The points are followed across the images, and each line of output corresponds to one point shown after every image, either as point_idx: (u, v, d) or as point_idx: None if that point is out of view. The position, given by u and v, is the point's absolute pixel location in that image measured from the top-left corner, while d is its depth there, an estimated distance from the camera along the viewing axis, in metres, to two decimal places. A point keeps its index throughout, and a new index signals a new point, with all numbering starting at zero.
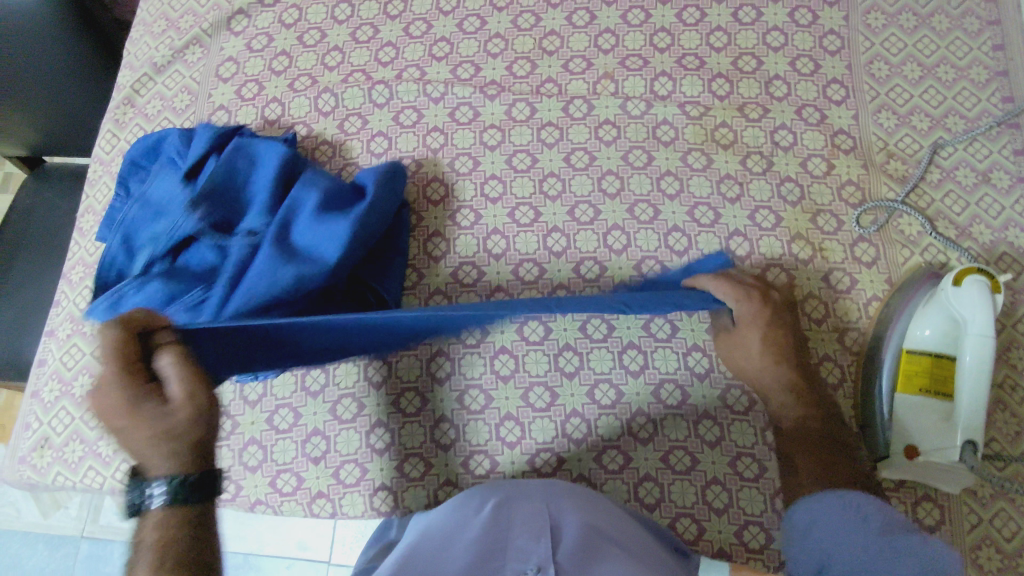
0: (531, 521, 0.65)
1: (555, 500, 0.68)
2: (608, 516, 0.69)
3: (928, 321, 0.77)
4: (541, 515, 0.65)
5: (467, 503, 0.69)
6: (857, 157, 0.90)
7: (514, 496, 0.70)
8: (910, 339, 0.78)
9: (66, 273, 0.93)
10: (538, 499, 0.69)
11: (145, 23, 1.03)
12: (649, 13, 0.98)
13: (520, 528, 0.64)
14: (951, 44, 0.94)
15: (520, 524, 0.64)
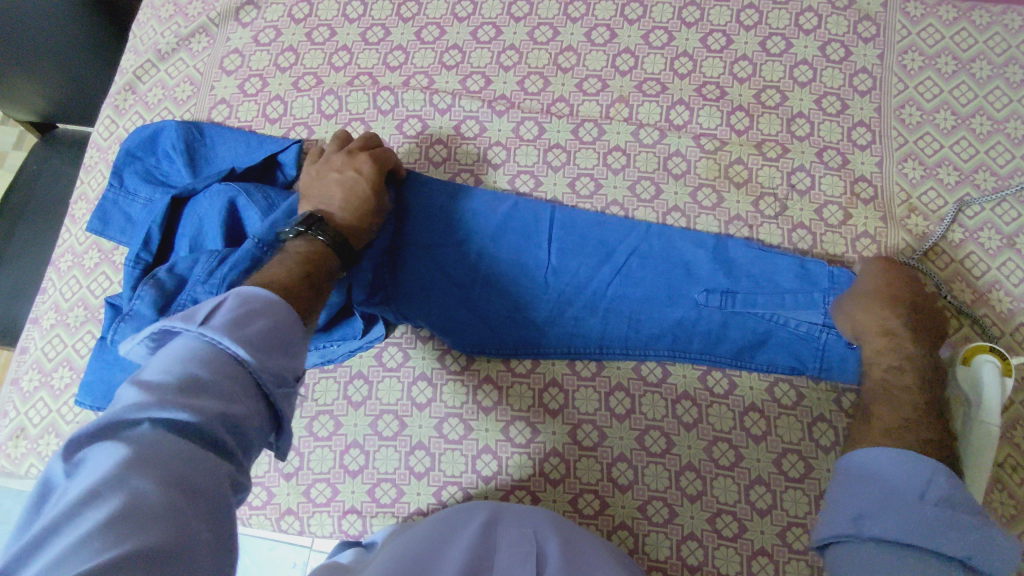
0: (518, 543, 0.61)
1: (543, 529, 0.65)
2: (594, 550, 0.65)
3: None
4: (528, 540, 0.62)
5: (454, 519, 0.67)
6: (877, 209, 0.85)
7: (501, 518, 0.67)
8: None
9: (55, 260, 0.92)
10: (526, 525, 0.66)
11: (153, 7, 1.01)
12: (672, 35, 0.93)
13: (505, 550, 0.60)
14: (990, 93, 0.88)
15: (504, 546, 0.61)
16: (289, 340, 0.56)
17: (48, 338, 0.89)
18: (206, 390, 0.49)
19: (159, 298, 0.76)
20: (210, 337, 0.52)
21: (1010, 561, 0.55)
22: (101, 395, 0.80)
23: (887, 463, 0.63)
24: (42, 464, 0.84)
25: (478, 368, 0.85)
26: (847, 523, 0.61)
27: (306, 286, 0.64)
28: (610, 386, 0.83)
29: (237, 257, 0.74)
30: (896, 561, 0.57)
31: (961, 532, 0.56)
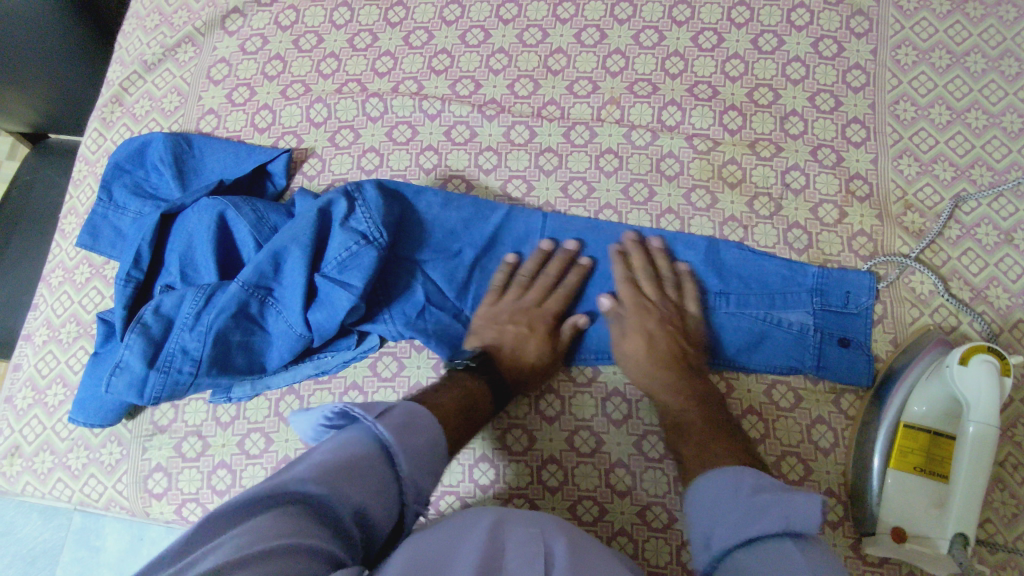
0: (526, 544, 0.59)
1: (548, 528, 0.63)
2: (602, 557, 0.63)
3: (926, 397, 0.74)
4: (535, 540, 0.60)
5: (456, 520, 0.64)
6: (872, 207, 0.85)
7: (507, 518, 0.65)
8: (908, 412, 0.74)
9: (46, 276, 0.92)
10: (532, 525, 0.64)
11: (139, 17, 1.00)
12: (663, 35, 0.92)
13: (513, 550, 0.57)
14: (985, 87, 0.87)
15: (510, 545, 0.58)
16: (433, 460, 0.59)
17: (41, 354, 0.88)
18: (372, 476, 0.53)
19: (148, 347, 0.76)
20: (379, 430, 0.57)
21: (814, 513, 0.56)
22: (93, 411, 0.81)
23: (706, 484, 0.65)
24: (38, 481, 0.84)
25: None
26: (701, 554, 0.61)
27: (461, 420, 0.68)
28: (606, 391, 0.82)
29: (224, 300, 0.76)
30: (742, 565, 0.57)
31: (771, 507, 0.58)
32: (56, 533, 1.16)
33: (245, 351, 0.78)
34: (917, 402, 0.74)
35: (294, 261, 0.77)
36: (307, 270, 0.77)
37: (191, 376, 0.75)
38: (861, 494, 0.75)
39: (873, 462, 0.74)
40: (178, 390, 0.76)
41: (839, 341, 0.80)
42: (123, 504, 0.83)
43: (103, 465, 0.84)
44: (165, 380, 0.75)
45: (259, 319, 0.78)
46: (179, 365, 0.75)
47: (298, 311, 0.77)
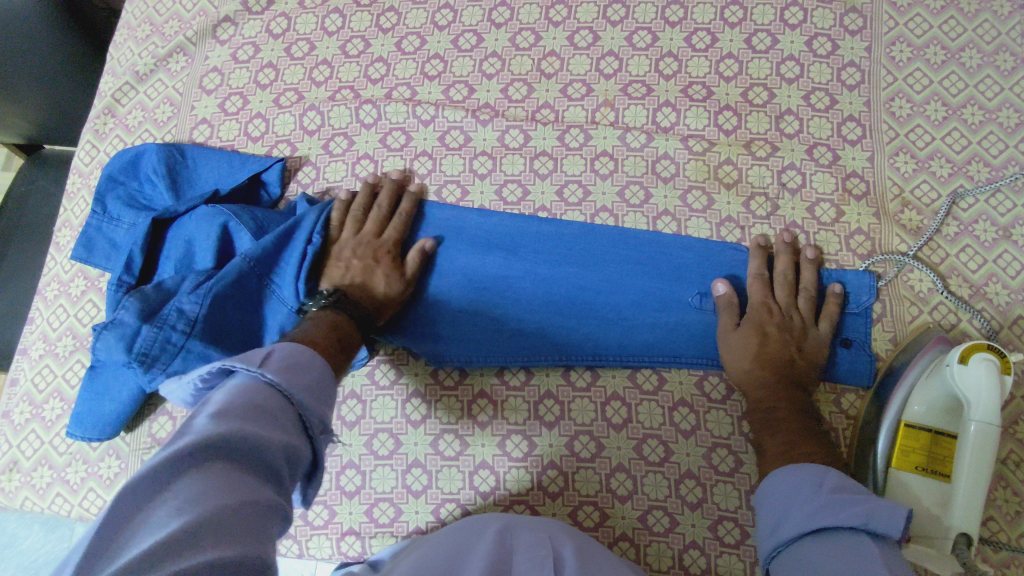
0: (536, 546, 0.60)
1: (556, 535, 0.63)
2: (610, 562, 0.63)
3: (926, 396, 0.73)
4: (543, 544, 0.61)
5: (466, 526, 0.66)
6: (869, 205, 0.84)
7: (515, 524, 0.65)
8: (909, 411, 0.74)
9: (41, 289, 0.91)
10: (540, 531, 0.64)
11: (129, 27, 1.00)
12: (656, 36, 0.92)
13: (522, 553, 0.59)
14: (980, 83, 0.87)
15: (520, 549, 0.60)
16: (325, 393, 0.57)
17: (38, 369, 0.88)
18: (280, 416, 0.50)
19: (143, 308, 0.76)
20: (268, 377, 0.52)
21: (898, 519, 0.56)
22: (92, 425, 0.80)
23: (786, 475, 0.66)
24: (37, 496, 0.84)
25: (472, 383, 0.84)
26: (770, 538, 0.64)
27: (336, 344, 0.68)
28: (606, 396, 0.81)
29: (226, 268, 0.77)
30: (811, 552, 0.59)
31: (851, 505, 0.59)
32: (57, 544, 1.18)
33: (240, 326, 0.78)
34: (917, 401, 0.74)
35: (297, 237, 0.81)
36: (304, 241, 0.81)
37: (183, 337, 0.74)
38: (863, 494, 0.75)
39: (874, 463, 0.74)
40: (167, 354, 0.74)
41: (840, 343, 0.80)
42: None
43: (102, 479, 0.83)
44: (155, 337, 0.74)
45: (258, 296, 0.79)
46: (172, 323, 0.74)
47: (294, 282, 0.79)
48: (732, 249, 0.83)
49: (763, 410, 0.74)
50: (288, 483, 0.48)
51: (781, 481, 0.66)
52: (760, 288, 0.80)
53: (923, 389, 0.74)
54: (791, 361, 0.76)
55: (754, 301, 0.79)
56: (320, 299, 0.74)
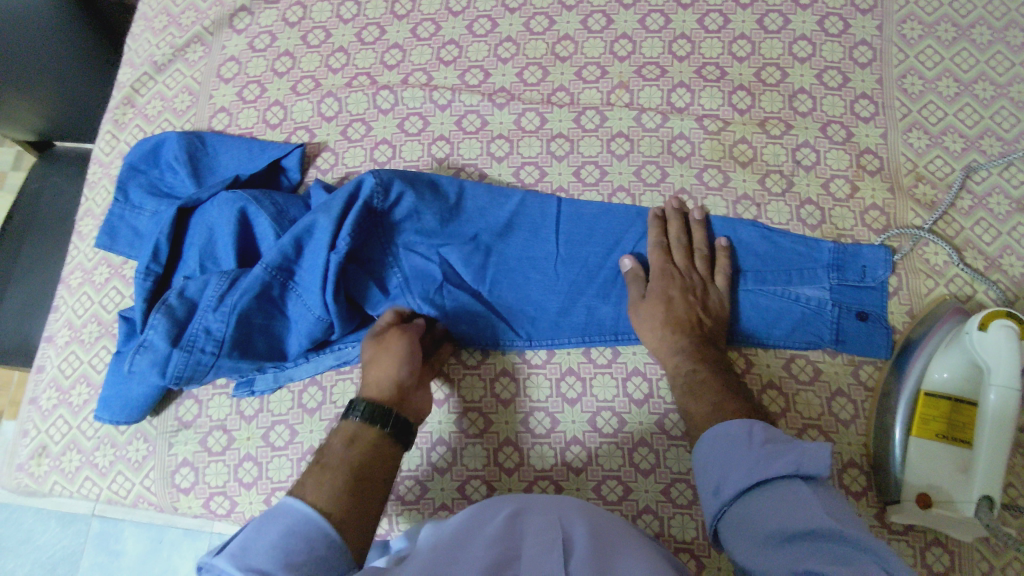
0: (545, 532, 0.60)
1: (568, 514, 0.63)
2: (627, 537, 0.63)
3: (945, 364, 0.74)
4: (554, 528, 0.60)
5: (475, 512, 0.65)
6: (884, 180, 0.85)
7: (527, 507, 0.65)
8: (928, 381, 0.75)
9: (65, 278, 0.93)
10: (553, 512, 0.64)
11: (146, 18, 1.01)
12: (669, 18, 0.93)
13: (534, 539, 0.59)
14: (992, 58, 0.88)
15: (531, 537, 0.59)
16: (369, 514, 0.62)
17: (64, 355, 0.89)
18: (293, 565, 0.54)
19: (171, 327, 0.76)
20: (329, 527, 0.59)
21: (825, 457, 0.58)
22: (119, 408, 0.81)
23: (715, 437, 0.66)
24: (66, 481, 0.85)
25: (494, 362, 0.85)
26: (711, 500, 0.62)
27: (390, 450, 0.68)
28: (627, 371, 0.83)
29: (249, 282, 0.76)
30: (754, 510, 0.58)
31: (782, 456, 0.59)
32: (75, 538, 1.18)
33: (265, 334, 0.79)
34: (937, 369, 0.75)
35: (317, 239, 0.77)
36: (327, 248, 0.76)
37: (213, 357, 0.75)
38: (884, 463, 0.75)
39: (893, 432, 0.75)
40: (200, 371, 0.76)
41: (857, 315, 0.81)
42: (151, 500, 0.84)
43: (130, 462, 0.84)
44: (187, 359, 0.75)
45: (281, 302, 0.79)
46: (201, 345, 0.75)
47: (315, 293, 0.77)
48: (748, 226, 0.84)
49: (684, 372, 0.75)
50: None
51: (712, 442, 0.65)
52: (659, 256, 0.82)
53: (942, 357, 0.75)
54: (698, 323, 0.78)
55: (655, 267, 0.82)
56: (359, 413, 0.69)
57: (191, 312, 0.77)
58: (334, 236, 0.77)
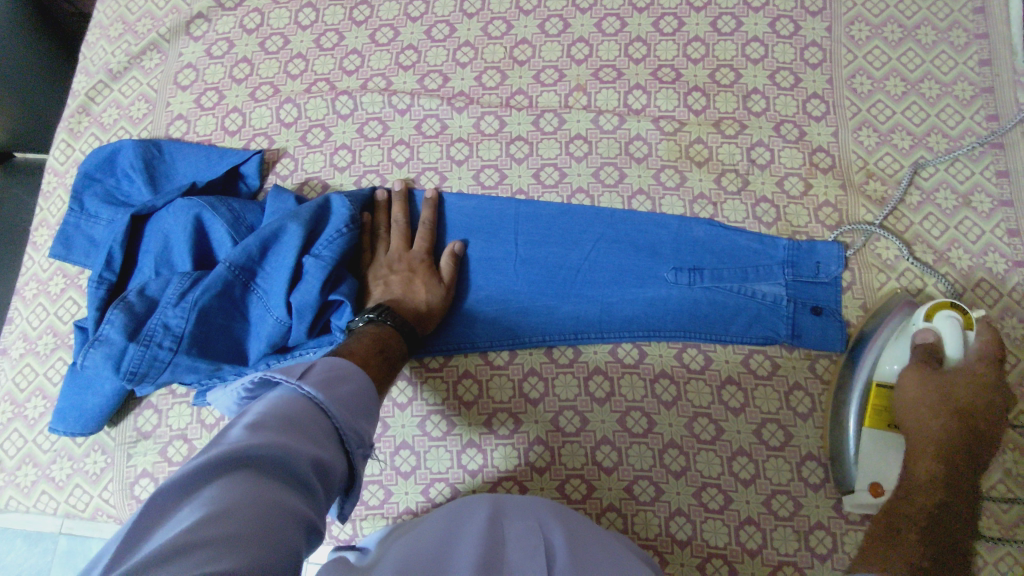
0: (524, 537, 0.60)
1: (545, 520, 0.64)
2: (599, 544, 0.63)
3: (895, 356, 0.76)
4: (535, 533, 0.61)
5: (455, 510, 0.66)
6: (836, 177, 0.87)
7: (506, 510, 0.65)
8: (879, 373, 0.77)
9: (20, 290, 0.91)
10: (530, 517, 0.64)
11: (101, 26, 1.01)
12: (624, 22, 0.94)
13: (514, 544, 0.59)
14: (936, 58, 0.90)
15: (511, 542, 0.59)
16: (362, 406, 0.61)
17: (19, 368, 0.88)
18: (270, 469, 0.49)
19: (129, 322, 0.75)
20: (306, 391, 0.57)
21: None
22: (74, 420, 0.81)
23: None
24: (22, 496, 0.84)
25: (457, 364, 0.85)
26: None
27: (381, 359, 0.71)
28: (588, 370, 0.83)
29: (211, 280, 0.76)
30: None
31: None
32: (42, 556, 1.13)
33: (225, 334, 0.78)
34: (891, 361, 0.76)
35: (285, 243, 0.79)
36: (299, 252, 0.78)
37: (171, 353, 0.75)
38: (843, 452, 0.77)
39: (851, 421, 0.77)
40: (156, 367, 0.75)
41: (811, 310, 0.82)
42: (110, 512, 0.82)
43: (87, 474, 0.83)
44: (143, 355, 0.75)
45: (244, 302, 0.79)
46: (159, 340, 0.75)
47: (280, 296, 0.78)
48: (706, 224, 0.85)
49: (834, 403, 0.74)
50: (319, 495, 0.51)
51: None
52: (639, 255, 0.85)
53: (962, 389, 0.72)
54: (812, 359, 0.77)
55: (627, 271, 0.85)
56: (366, 314, 0.77)
57: (149, 312, 0.77)
58: (305, 244, 0.78)
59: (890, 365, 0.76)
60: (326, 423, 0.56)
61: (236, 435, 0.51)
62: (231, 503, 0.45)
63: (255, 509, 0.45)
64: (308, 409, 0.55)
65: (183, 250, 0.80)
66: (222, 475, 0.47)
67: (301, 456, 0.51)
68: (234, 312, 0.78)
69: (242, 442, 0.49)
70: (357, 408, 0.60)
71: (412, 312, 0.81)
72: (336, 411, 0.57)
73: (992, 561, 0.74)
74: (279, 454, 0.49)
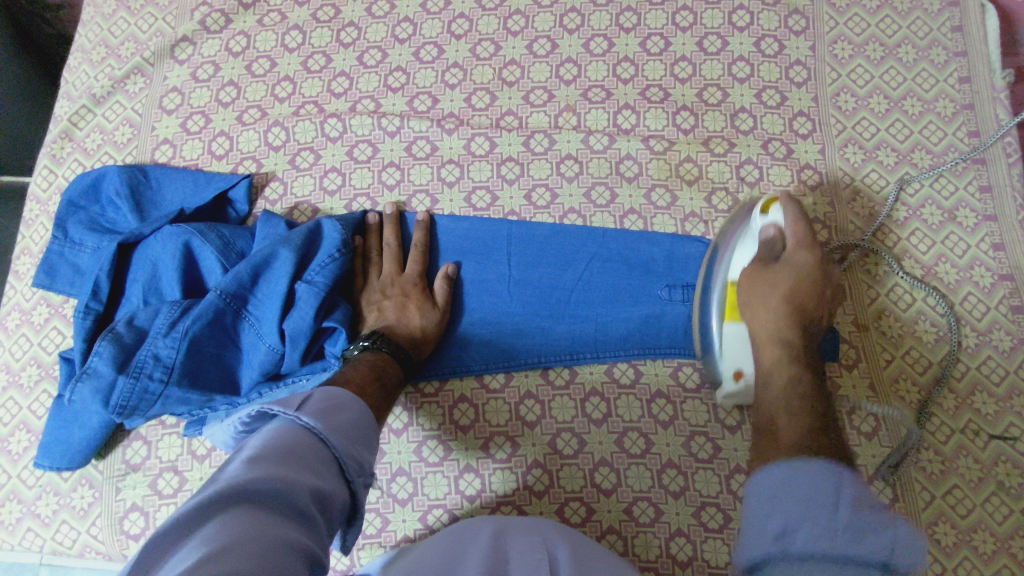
0: (528, 553, 0.60)
1: (550, 538, 0.64)
2: (605, 567, 0.62)
3: (744, 251, 0.76)
4: (538, 548, 0.60)
5: (459, 532, 0.65)
6: (824, 195, 0.88)
7: (508, 529, 0.65)
8: (733, 270, 0.77)
9: (2, 320, 0.89)
10: (533, 534, 0.64)
11: (83, 50, 0.99)
12: (612, 42, 0.95)
13: (517, 560, 0.59)
14: (917, 76, 0.92)
15: (514, 553, 0.59)
16: (359, 436, 0.60)
17: (2, 401, 0.85)
18: (273, 503, 0.47)
19: (118, 354, 0.74)
20: (304, 422, 0.57)
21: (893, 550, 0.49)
22: (60, 455, 0.78)
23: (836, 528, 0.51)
24: (7, 533, 0.81)
25: (452, 388, 0.84)
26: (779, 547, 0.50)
27: (377, 387, 0.71)
28: (585, 392, 0.83)
29: (202, 308, 0.75)
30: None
31: (873, 532, 0.49)
32: None
33: (216, 363, 0.77)
34: (738, 260, 0.77)
35: (277, 269, 0.78)
36: (290, 278, 0.77)
37: (162, 384, 0.73)
38: (710, 350, 0.78)
39: (713, 314, 0.78)
40: (146, 399, 0.74)
41: None
42: (99, 548, 0.80)
43: (75, 510, 0.81)
44: (133, 387, 0.73)
45: (236, 331, 0.78)
46: (149, 372, 0.73)
47: (272, 324, 0.77)
48: (695, 243, 0.86)
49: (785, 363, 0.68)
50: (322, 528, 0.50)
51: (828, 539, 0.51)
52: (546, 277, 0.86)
53: (797, 285, 0.71)
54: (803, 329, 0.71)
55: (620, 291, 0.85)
56: (360, 341, 0.77)
57: (139, 343, 0.75)
58: (296, 270, 0.77)
59: (740, 260, 0.76)
60: (325, 454, 0.55)
61: (233, 471, 0.49)
62: (239, 534, 0.43)
63: (263, 541, 0.43)
64: (307, 440, 0.55)
65: (171, 279, 0.79)
66: (225, 510, 0.45)
67: (302, 488, 0.50)
68: (226, 342, 0.77)
69: (242, 476, 0.48)
70: (354, 437, 0.59)
71: (407, 337, 0.80)
72: (335, 440, 0.56)
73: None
74: (280, 486, 0.48)
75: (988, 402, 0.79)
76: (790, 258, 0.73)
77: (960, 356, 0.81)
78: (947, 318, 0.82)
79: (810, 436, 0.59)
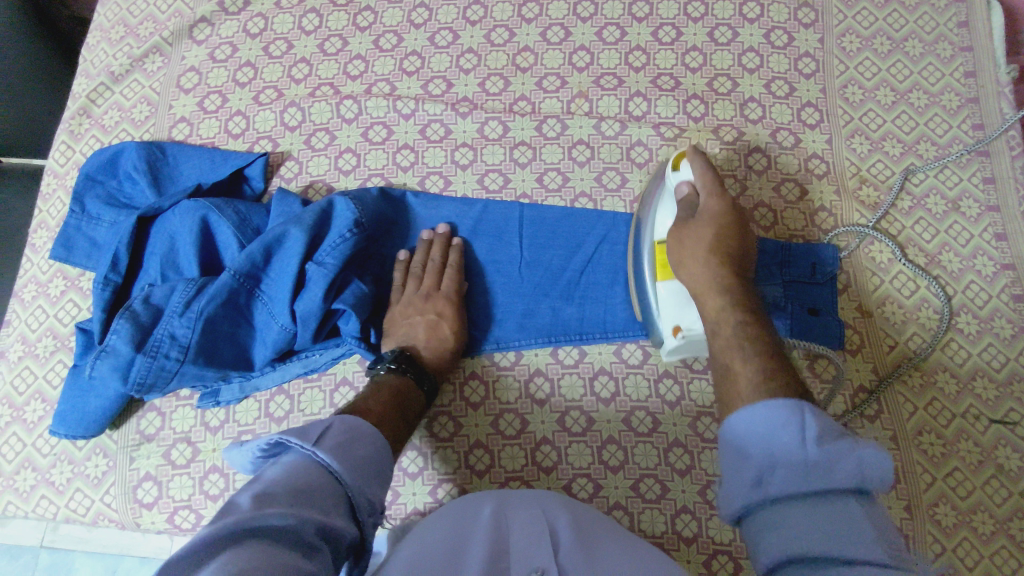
0: (529, 525, 0.60)
1: (551, 509, 0.64)
2: (613, 537, 0.63)
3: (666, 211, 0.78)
4: (539, 519, 0.61)
5: (458, 507, 0.66)
6: (831, 183, 0.90)
7: (510, 502, 0.65)
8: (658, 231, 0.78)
9: (19, 291, 0.90)
10: (533, 506, 0.64)
11: (102, 29, 1.01)
12: (625, 31, 0.97)
13: (517, 532, 0.59)
14: (923, 69, 0.94)
15: (516, 527, 0.60)
16: (375, 471, 0.60)
17: (18, 371, 0.86)
18: (280, 538, 0.47)
19: (135, 333, 0.74)
20: (318, 456, 0.56)
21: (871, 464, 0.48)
22: (76, 423, 0.79)
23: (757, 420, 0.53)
24: (21, 500, 0.82)
25: (462, 365, 0.86)
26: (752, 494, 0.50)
27: (396, 413, 0.71)
28: (594, 371, 0.84)
29: (218, 287, 0.76)
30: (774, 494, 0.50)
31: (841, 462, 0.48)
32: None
33: (230, 341, 0.78)
34: (661, 220, 0.78)
35: (289, 248, 0.78)
36: (301, 258, 0.77)
37: (177, 363, 0.74)
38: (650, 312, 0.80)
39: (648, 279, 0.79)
40: (162, 377, 0.75)
41: (808, 310, 0.83)
42: (113, 516, 0.81)
43: (89, 478, 0.82)
44: (151, 365, 0.74)
45: (249, 308, 0.79)
46: (166, 351, 0.74)
47: (284, 305, 0.78)
48: None
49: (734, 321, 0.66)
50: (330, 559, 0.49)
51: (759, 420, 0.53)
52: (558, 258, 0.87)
53: (718, 229, 0.72)
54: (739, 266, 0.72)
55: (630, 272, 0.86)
56: (386, 362, 0.77)
57: (156, 321, 0.76)
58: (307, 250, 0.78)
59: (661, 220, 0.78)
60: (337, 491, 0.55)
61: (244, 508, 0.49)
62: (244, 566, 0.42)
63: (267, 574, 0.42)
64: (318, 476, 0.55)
65: (188, 254, 0.80)
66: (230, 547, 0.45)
67: (308, 522, 0.49)
68: (240, 319, 0.78)
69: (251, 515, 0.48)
70: (367, 471, 0.59)
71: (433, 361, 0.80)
72: (347, 476, 0.56)
73: (992, 557, 0.75)
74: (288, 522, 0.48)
75: (989, 388, 0.81)
76: (705, 209, 0.74)
77: (962, 343, 0.83)
78: (946, 306, 0.84)
79: (769, 377, 0.58)
